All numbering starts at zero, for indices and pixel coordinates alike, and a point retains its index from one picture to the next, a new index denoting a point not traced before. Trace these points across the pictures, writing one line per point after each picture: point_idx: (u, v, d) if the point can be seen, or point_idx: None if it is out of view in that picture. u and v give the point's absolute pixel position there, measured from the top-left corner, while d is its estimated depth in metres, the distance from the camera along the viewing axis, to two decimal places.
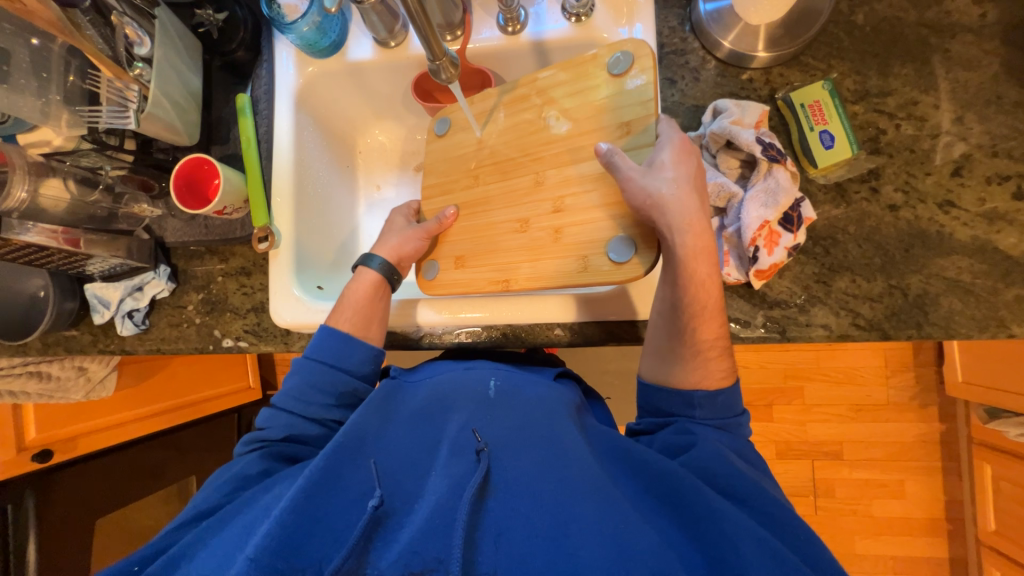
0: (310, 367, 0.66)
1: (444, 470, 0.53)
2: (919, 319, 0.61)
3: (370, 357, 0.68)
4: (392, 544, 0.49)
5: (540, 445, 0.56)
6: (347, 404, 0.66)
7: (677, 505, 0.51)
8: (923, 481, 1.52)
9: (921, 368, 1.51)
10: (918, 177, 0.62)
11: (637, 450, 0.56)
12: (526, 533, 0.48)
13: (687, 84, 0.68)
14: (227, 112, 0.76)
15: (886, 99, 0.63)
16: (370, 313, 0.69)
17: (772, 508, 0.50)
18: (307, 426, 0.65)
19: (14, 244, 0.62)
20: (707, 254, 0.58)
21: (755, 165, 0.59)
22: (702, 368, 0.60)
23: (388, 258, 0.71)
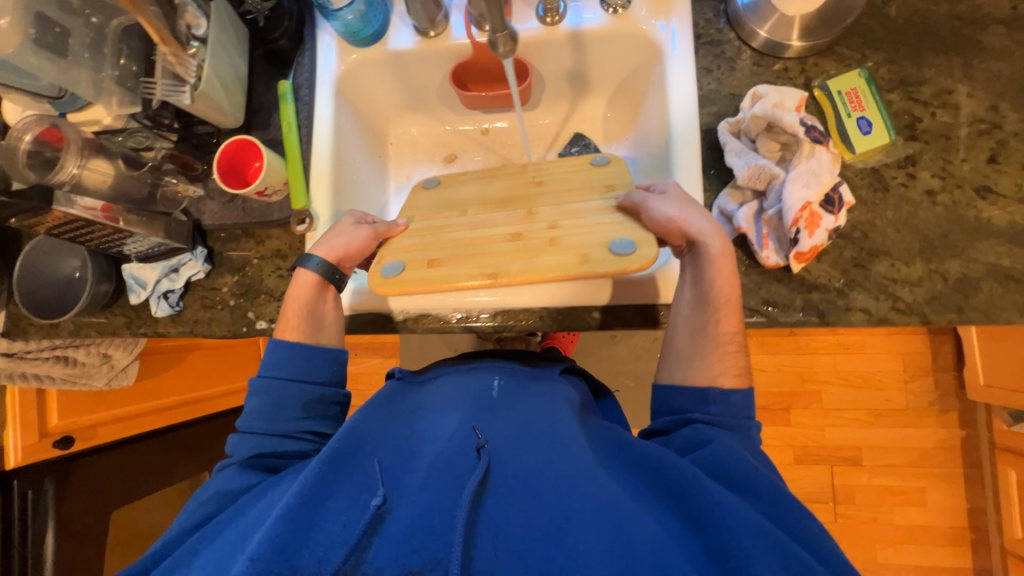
0: (266, 385, 0.70)
1: (444, 468, 0.57)
2: (960, 303, 0.62)
3: (324, 362, 0.72)
4: (395, 537, 0.52)
5: (543, 443, 0.60)
6: (311, 415, 0.70)
7: (680, 499, 0.53)
8: (944, 489, 1.49)
9: (940, 373, 1.50)
10: (954, 163, 0.63)
11: (639, 445, 0.59)
12: (526, 529, 0.52)
13: (723, 73, 0.69)
14: (267, 98, 0.77)
15: (921, 88, 0.64)
16: (316, 319, 0.73)
17: (775, 493, 0.53)
18: (281, 441, 0.68)
19: (57, 219, 0.61)
20: (723, 256, 0.62)
21: (797, 148, 0.60)
22: (725, 361, 0.63)
23: (329, 258, 0.73)
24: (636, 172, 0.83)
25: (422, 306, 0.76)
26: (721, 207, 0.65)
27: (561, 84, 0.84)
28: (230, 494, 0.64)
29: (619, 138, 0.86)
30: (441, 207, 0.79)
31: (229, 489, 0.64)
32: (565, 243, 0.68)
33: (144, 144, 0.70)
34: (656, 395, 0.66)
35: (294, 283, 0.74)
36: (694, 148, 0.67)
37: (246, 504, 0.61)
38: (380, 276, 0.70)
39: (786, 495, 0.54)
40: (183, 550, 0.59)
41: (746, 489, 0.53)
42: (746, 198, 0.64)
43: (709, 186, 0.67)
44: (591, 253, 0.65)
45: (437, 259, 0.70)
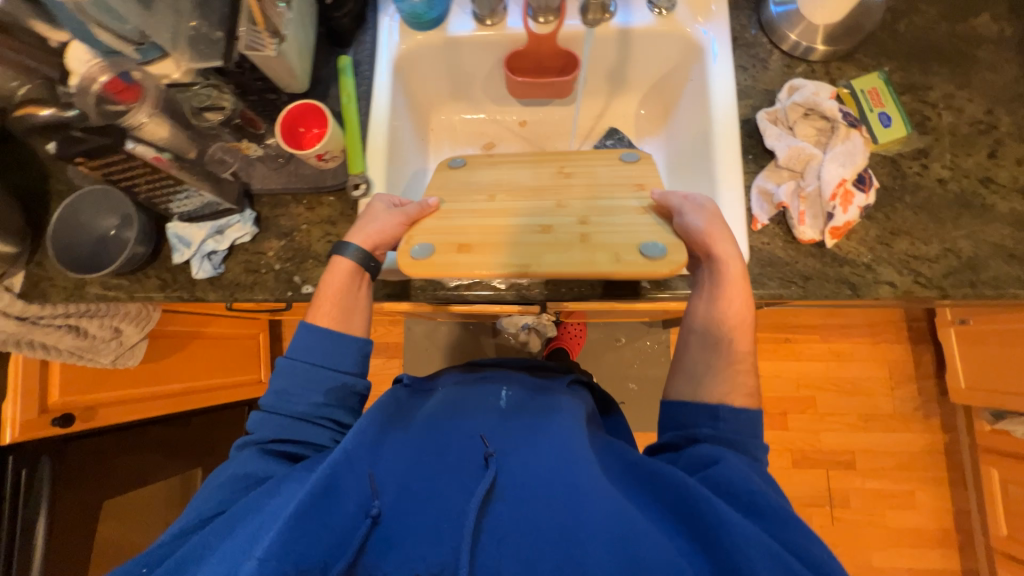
0: (292, 367, 0.67)
1: (453, 475, 0.59)
2: (972, 279, 0.68)
3: (352, 349, 0.69)
4: (403, 545, 0.52)
5: (550, 453, 0.60)
6: (332, 402, 0.67)
7: (688, 515, 0.51)
8: (931, 492, 1.56)
9: (922, 380, 1.60)
10: (961, 157, 0.72)
11: (647, 462, 0.59)
12: (533, 536, 0.52)
13: (757, 71, 0.77)
14: (326, 71, 0.80)
15: (928, 92, 0.74)
16: (348, 306, 0.70)
17: (787, 517, 0.51)
18: (299, 426, 0.65)
19: (114, 160, 0.60)
20: (743, 283, 0.67)
21: (833, 132, 0.68)
22: (738, 379, 0.65)
23: (363, 244, 0.70)
24: (667, 164, 0.89)
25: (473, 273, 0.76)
26: (761, 186, 0.71)
27: (599, 82, 0.91)
28: (241, 480, 0.62)
29: (652, 134, 0.93)
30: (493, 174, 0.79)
31: (242, 475, 0.62)
32: (597, 242, 0.67)
33: (207, 102, 0.69)
34: (663, 411, 0.68)
35: (330, 270, 0.72)
36: (734, 134, 0.73)
37: (253, 503, 0.57)
38: (410, 256, 0.68)
39: (795, 517, 0.52)
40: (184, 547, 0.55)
41: (755, 510, 0.51)
42: (783, 178, 0.70)
43: (748, 169, 0.73)
44: (623, 253, 0.66)
45: (468, 245, 0.69)
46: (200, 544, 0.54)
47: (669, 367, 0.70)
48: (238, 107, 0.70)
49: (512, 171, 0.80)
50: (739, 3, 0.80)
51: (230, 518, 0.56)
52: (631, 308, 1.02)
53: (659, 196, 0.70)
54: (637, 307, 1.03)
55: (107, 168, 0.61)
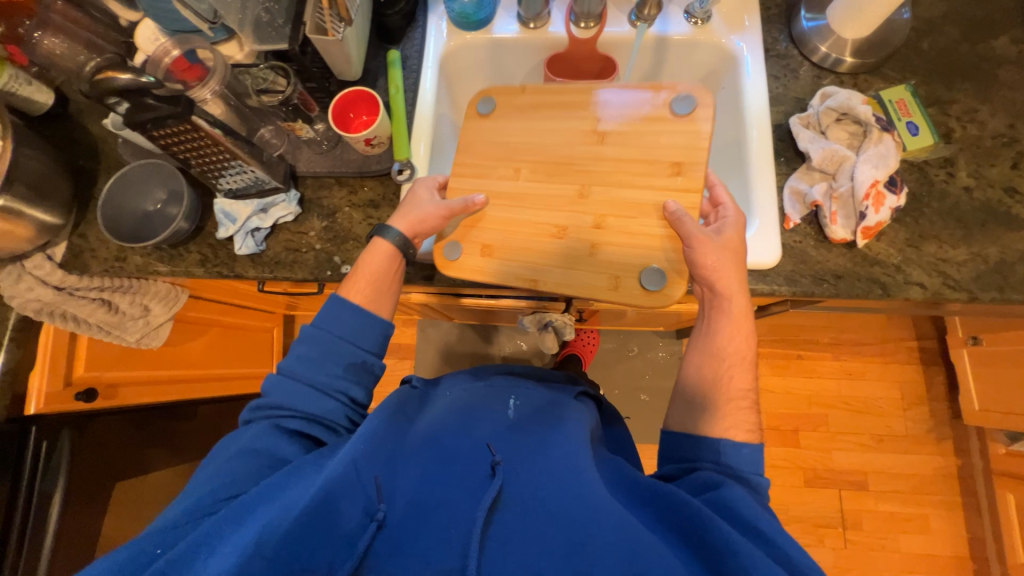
0: (315, 337, 0.65)
1: (461, 485, 0.56)
2: (1000, 283, 0.70)
3: (377, 331, 0.67)
4: (403, 556, 0.50)
5: (560, 465, 0.57)
6: (351, 377, 0.65)
7: (696, 539, 0.49)
8: (945, 517, 1.54)
9: (935, 402, 1.60)
10: (986, 167, 0.74)
11: (652, 480, 0.57)
12: (540, 551, 0.49)
13: (789, 80, 0.80)
14: (376, 64, 0.83)
15: (952, 106, 0.77)
16: (382, 287, 0.69)
17: (782, 541, 0.49)
18: (315, 396, 0.62)
19: (178, 130, 0.62)
20: (746, 319, 0.66)
21: (866, 136, 0.71)
22: (732, 417, 0.63)
23: (404, 231, 0.70)
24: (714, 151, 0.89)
25: None
26: (793, 186, 0.74)
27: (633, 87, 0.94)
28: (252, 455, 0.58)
29: None
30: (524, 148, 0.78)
31: (249, 451, 0.58)
32: (604, 258, 0.70)
33: (263, 83, 0.71)
34: (662, 443, 0.67)
35: (368, 250, 0.71)
36: (768, 135, 0.76)
37: (262, 493, 0.52)
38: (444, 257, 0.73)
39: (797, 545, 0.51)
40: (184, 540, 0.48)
41: (763, 534, 0.49)
42: (816, 179, 0.73)
43: (780, 171, 0.76)
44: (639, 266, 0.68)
45: (491, 246, 0.73)
46: (209, 532, 0.49)
47: (671, 393, 0.69)
48: (295, 89, 0.72)
49: (545, 134, 0.78)
50: (771, 18, 0.85)
51: (242, 506, 0.51)
52: (655, 309, 1.03)
53: (676, 213, 0.65)
54: (661, 308, 1.04)
55: (170, 136, 0.63)
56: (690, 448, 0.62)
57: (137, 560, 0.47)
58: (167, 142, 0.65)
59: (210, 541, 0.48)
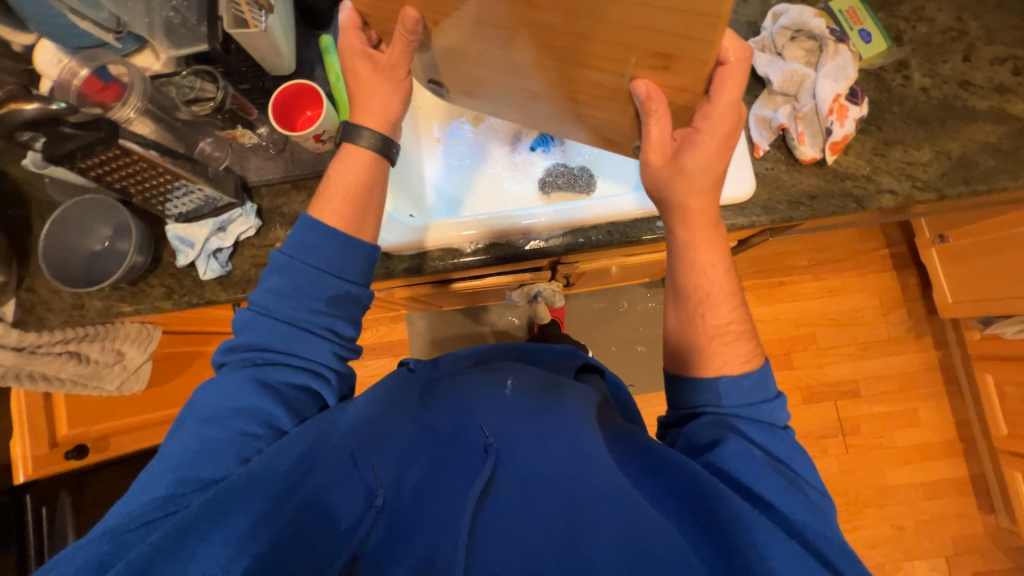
0: (292, 268, 0.60)
1: (456, 470, 0.54)
2: (965, 177, 0.71)
3: (364, 255, 0.63)
4: (404, 547, 0.46)
5: (555, 442, 0.56)
6: (335, 311, 0.60)
7: (697, 507, 0.50)
8: (933, 407, 1.63)
9: (911, 303, 1.67)
10: (939, 64, 0.75)
11: (659, 449, 0.56)
12: (538, 533, 0.47)
13: (738, 5, 0.78)
14: (308, 54, 0.78)
15: (900, 7, 0.76)
16: (362, 203, 0.64)
17: (778, 501, 0.50)
18: (298, 333, 0.58)
19: (107, 155, 0.57)
20: (717, 248, 0.65)
21: (822, 51, 0.70)
22: (723, 352, 0.63)
23: (376, 131, 0.65)
24: None
25: (489, 232, 0.75)
26: (758, 114, 0.72)
27: None
28: (233, 416, 0.54)
29: None
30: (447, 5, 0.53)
31: (229, 411, 0.54)
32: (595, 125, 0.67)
33: (191, 91, 0.66)
34: (669, 394, 0.68)
35: (340, 163, 0.65)
36: None
37: (245, 482, 0.49)
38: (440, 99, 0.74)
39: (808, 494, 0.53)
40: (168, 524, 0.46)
41: (765, 502, 0.50)
42: (779, 103, 0.72)
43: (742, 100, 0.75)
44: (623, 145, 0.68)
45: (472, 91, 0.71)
46: (201, 515, 0.46)
47: (664, 336, 0.69)
48: (228, 92, 0.67)
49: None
50: None
51: (229, 492, 0.48)
52: (639, 261, 1.03)
53: (647, 97, 0.54)
54: (644, 260, 1.03)
55: (104, 165, 0.59)
56: (689, 394, 0.63)
57: (122, 553, 0.46)
58: (99, 169, 0.59)
59: (200, 525, 0.46)
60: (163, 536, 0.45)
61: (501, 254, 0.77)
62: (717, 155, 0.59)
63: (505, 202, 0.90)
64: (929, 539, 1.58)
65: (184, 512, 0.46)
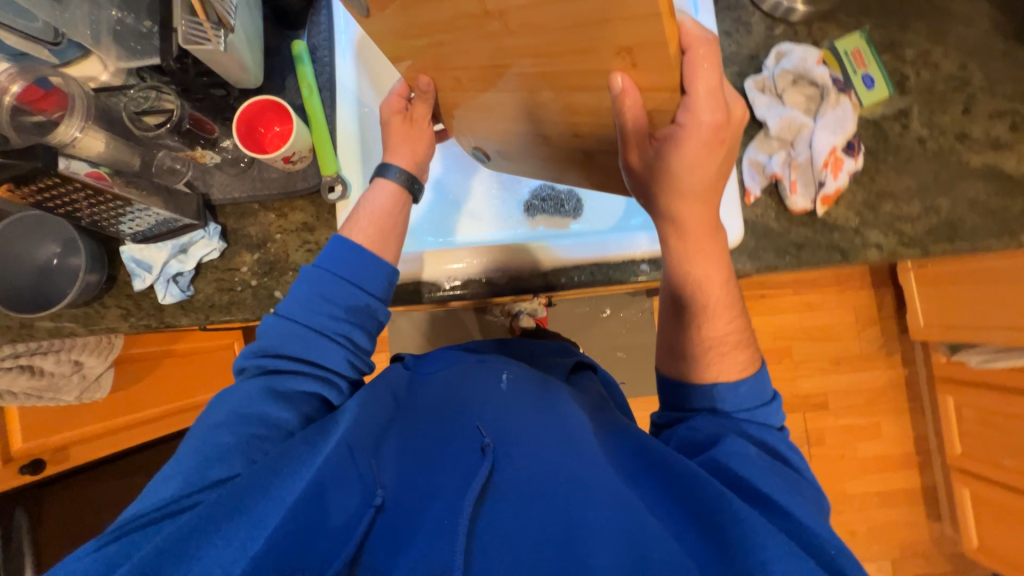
0: (316, 276, 0.57)
1: (449, 463, 0.50)
2: (951, 234, 0.71)
3: (383, 275, 0.60)
4: (403, 551, 0.41)
5: (558, 439, 0.52)
6: (353, 320, 0.58)
7: (697, 511, 0.44)
8: (895, 421, 1.70)
9: (886, 320, 1.70)
10: (938, 114, 0.73)
11: (654, 447, 0.52)
12: (534, 536, 0.42)
13: (741, 36, 0.74)
14: (279, 60, 0.71)
15: (906, 50, 0.74)
16: (388, 227, 0.62)
17: (796, 510, 0.45)
18: (317, 339, 0.56)
19: (44, 184, 0.52)
20: (715, 256, 0.60)
21: (823, 99, 0.68)
22: (719, 363, 0.59)
23: (407, 168, 0.65)
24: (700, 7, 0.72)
25: (467, 270, 0.73)
26: (752, 157, 0.70)
27: None
28: (247, 422, 0.50)
29: None
30: (434, 29, 0.49)
31: (243, 417, 0.51)
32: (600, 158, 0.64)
33: (146, 104, 0.62)
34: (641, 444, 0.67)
35: (369, 192, 0.65)
36: None
37: (248, 483, 0.45)
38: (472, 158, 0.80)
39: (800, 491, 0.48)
40: (169, 528, 0.42)
41: (777, 507, 0.45)
42: (774, 148, 0.69)
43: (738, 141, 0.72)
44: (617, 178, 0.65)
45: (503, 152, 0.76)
46: (205, 515, 0.42)
47: (657, 346, 0.66)
48: (185, 108, 0.63)
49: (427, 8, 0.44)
50: None
51: (231, 498, 0.43)
52: None
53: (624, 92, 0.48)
54: None
55: (44, 192, 0.53)
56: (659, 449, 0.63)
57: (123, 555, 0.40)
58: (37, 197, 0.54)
59: (205, 525, 0.41)
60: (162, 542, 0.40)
61: (481, 289, 0.74)
62: (709, 154, 0.51)
63: (494, 223, 0.86)
64: (877, 543, 1.68)
65: (193, 513, 0.42)
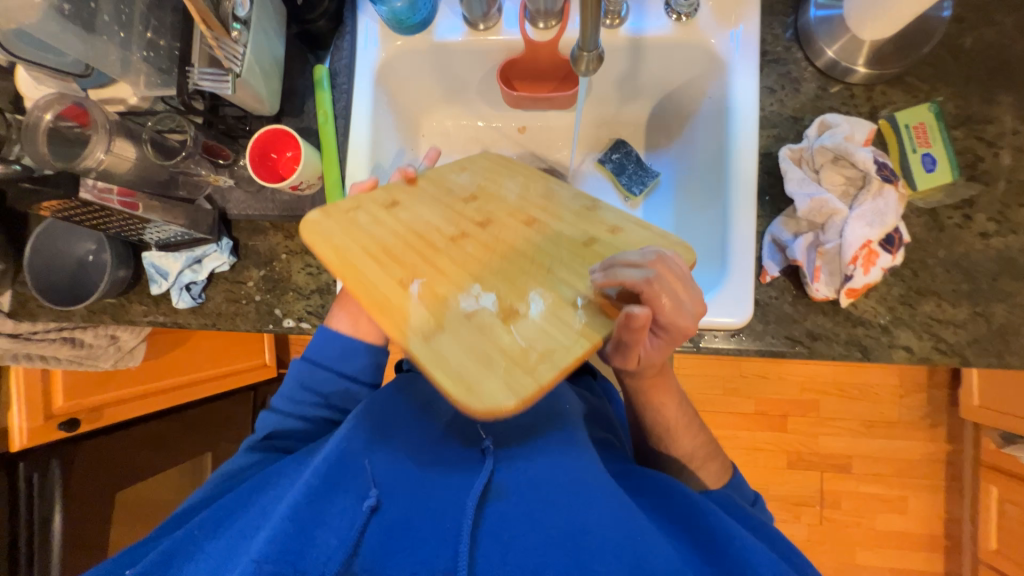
0: (300, 367, 0.62)
1: (452, 466, 0.54)
2: (1000, 348, 0.62)
3: (363, 359, 0.62)
4: (400, 542, 0.46)
5: (550, 439, 0.55)
6: (336, 403, 0.61)
7: (690, 526, 0.49)
8: (925, 499, 1.55)
9: (934, 390, 1.54)
10: (1013, 207, 0.62)
11: (644, 474, 0.57)
12: (536, 541, 0.45)
13: (787, 94, 0.67)
14: (302, 83, 0.72)
15: (987, 127, 0.63)
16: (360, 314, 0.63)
17: (776, 535, 0.53)
18: (297, 426, 0.60)
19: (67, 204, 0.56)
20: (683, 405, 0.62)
21: (863, 184, 0.61)
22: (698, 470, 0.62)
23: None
24: (744, 56, 0.67)
25: None
26: (775, 236, 0.64)
27: (608, 88, 0.78)
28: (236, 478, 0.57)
29: (662, 148, 0.81)
30: None
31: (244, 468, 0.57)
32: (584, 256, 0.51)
33: (172, 126, 0.67)
34: None
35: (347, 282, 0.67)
36: (754, 168, 0.65)
37: (238, 499, 0.51)
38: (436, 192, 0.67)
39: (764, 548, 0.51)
40: (162, 543, 0.47)
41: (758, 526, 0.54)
42: (801, 228, 0.63)
43: (761, 213, 0.66)
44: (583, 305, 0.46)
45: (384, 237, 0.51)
46: (191, 535, 0.47)
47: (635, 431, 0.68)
48: (199, 138, 0.66)
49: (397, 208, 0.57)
50: (774, 7, 0.69)
51: (226, 512, 0.50)
52: None
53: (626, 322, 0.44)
54: None
55: (70, 211, 0.58)
56: None
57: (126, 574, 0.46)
58: (67, 216, 0.60)
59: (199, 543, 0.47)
60: (162, 551, 0.46)
61: None
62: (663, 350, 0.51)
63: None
64: None
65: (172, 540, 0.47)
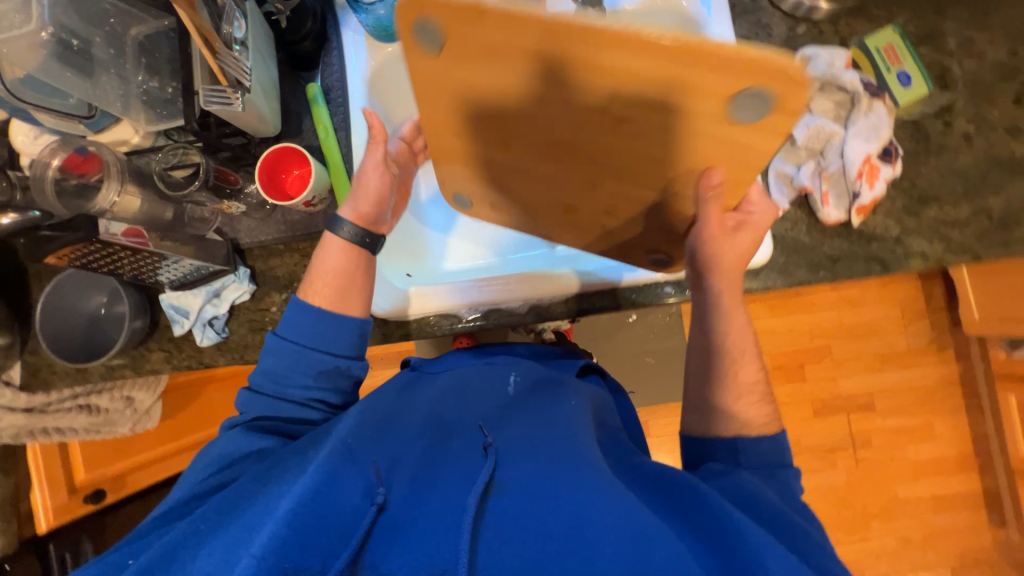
0: (280, 347, 0.58)
1: (455, 461, 0.49)
2: (1005, 238, 0.65)
3: (351, 333, 0.59)
4: (404, 538, 0.42)
5: (560, 433, 0.51)
6: (325, 384, 0.58)
7: (697, 520, 0.41)
8: (949, 421, 1.59)
9: (934, 315, 1.59)
10: (985, 107, 0.67)
11: (652, 465, 0.50)
12: (540, 533, 0.41)
13: (761, 40, 0.72)
14: (296, 103, 0.73)
15: (946, 40, 0.68)
16: (345, 284, 0.60)
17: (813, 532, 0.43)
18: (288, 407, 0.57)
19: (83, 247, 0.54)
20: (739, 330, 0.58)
21: (854, 104, 0.65)
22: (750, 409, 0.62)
23: (356, 222, 0.62)
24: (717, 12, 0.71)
25: (489, 301, 0.70)
26: (781, 169, 0.66)
27: None
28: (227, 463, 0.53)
29: None
30: None
31: (233, 459, 0.53)
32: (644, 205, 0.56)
33: (178, 159, 0.67)
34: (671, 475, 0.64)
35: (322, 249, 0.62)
36: None
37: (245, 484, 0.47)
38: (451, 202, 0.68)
39: None
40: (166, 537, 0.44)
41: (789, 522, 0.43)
42: (803, 158, 0.66)
43: None
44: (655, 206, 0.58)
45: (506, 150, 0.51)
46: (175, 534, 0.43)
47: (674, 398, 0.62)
48: (210, 165, 0.66)
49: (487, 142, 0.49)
50: None
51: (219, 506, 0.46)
52: None
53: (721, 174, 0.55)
54: None
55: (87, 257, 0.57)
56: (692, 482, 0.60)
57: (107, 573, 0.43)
58: (82, 263, 0.58)
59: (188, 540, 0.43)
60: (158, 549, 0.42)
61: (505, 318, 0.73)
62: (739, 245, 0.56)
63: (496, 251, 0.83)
64: (936, 549, 1.58)
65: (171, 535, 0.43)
